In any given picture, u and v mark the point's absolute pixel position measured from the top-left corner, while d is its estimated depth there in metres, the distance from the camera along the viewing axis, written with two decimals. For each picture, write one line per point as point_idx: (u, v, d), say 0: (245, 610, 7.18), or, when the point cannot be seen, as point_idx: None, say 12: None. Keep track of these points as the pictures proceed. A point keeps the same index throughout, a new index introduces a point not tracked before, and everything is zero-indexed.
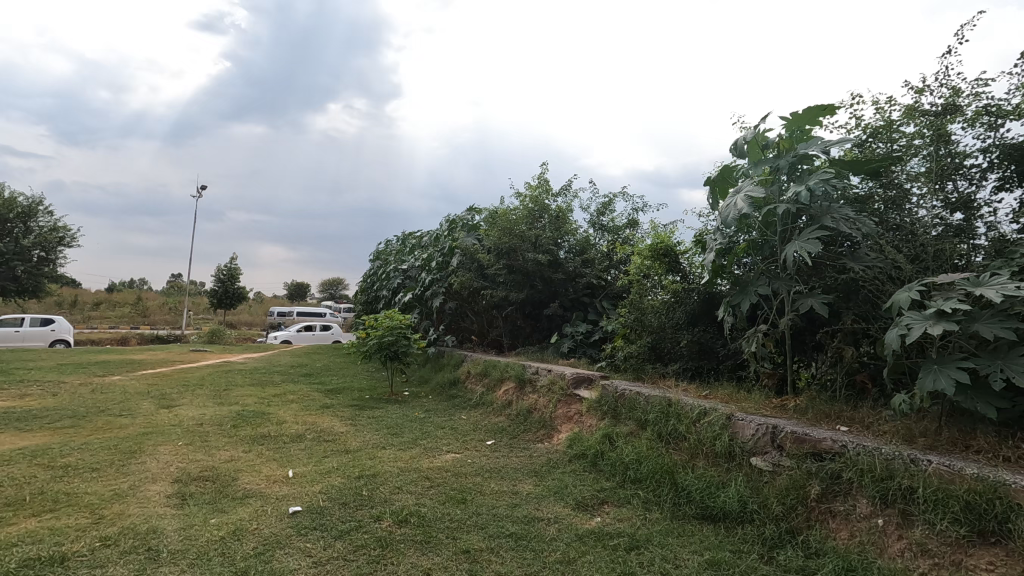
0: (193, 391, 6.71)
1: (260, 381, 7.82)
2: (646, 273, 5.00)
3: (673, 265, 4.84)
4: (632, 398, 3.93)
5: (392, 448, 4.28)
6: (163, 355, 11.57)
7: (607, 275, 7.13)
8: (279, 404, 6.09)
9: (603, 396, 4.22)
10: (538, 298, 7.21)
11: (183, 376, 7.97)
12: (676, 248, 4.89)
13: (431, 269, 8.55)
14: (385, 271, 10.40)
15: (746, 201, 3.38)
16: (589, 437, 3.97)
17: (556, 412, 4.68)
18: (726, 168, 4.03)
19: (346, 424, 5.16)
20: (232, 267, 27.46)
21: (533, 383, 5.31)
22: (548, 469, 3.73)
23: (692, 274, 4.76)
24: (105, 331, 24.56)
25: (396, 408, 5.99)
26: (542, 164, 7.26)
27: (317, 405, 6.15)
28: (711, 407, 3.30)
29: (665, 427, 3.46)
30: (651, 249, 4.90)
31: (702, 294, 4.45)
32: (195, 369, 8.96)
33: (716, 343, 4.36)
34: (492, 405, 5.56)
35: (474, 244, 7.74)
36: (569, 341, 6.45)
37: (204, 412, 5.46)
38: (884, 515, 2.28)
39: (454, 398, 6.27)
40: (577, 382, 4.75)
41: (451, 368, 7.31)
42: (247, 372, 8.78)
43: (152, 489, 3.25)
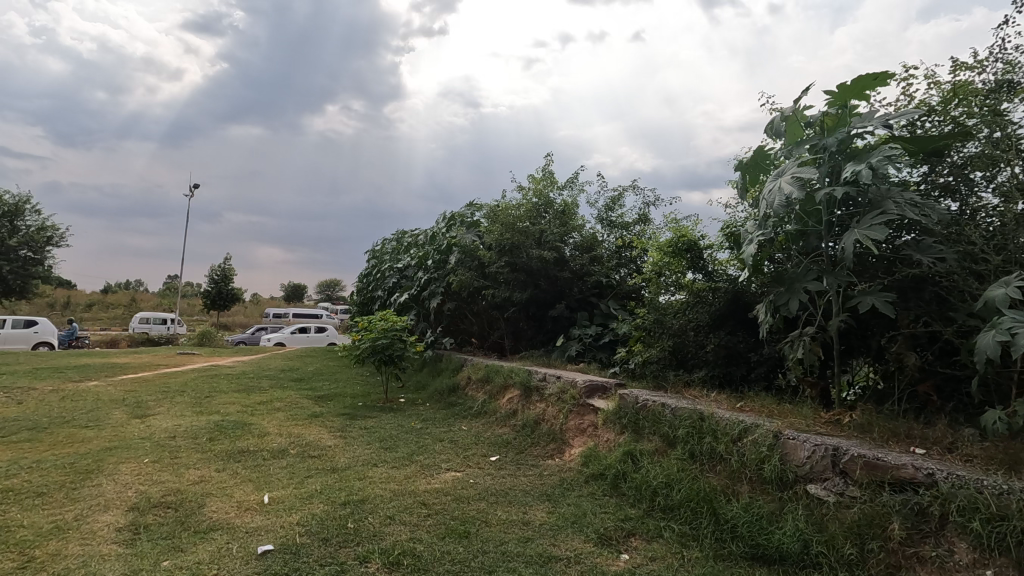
0: (172, 398, 6.23)
1: (247, 387, 7.35)
2: (666, 269, 4.56)
3: (696, 261, 4.40)
4: (656, 410, 3.47)
5: (385, 466, 3.81)
6: (148, 358, 11.06)
7: (616, 274, 6.69)
8: (263, 413, 5.61)
9: (622, 406, 3.76)
10: (543, 299, 6.74)
11: (164, 382, 7.49)
12: (698, 243, 4.44)
13: (428, 268, 8.09)
14: (380, 271, 9.94)
15: (793, 185, 3.01)
16: (608, 454, 3.51)
17: (567, 424, 4.22)
18: (759, 150, 3.61)
19: (335, 436, 4.69)
20: (226, 268, 27.00)
21: (541, 391, 4.84)
22: (561, 492, 3.27)
23: (717, 270, 4.31)
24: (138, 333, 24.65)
25: (391, 418, 5.52)
26: (547, 155, 6.78)
27: (305, 414, 5.68)
28: (754, 423, 2.85)
29: (699, 445, 3.00)
30: (671, 244, 4.47)
31: (729, 292, 4.00)
32: (179, 374, 8.46)
33: (747, 348, 3.90)
34: (496, 414, 5.10)
35: (474, 242, 7.28)
36: (576, 344, 5.98)
37: (180, 423, 4.99)
38: (995, 566, 1.82)
39: (454, 405, 5.81)
40: (590, 391, 4.29)
41: (450, 373, 6.84)
42: (234, 377, 8.30)
43: (102, 520, 2.78)
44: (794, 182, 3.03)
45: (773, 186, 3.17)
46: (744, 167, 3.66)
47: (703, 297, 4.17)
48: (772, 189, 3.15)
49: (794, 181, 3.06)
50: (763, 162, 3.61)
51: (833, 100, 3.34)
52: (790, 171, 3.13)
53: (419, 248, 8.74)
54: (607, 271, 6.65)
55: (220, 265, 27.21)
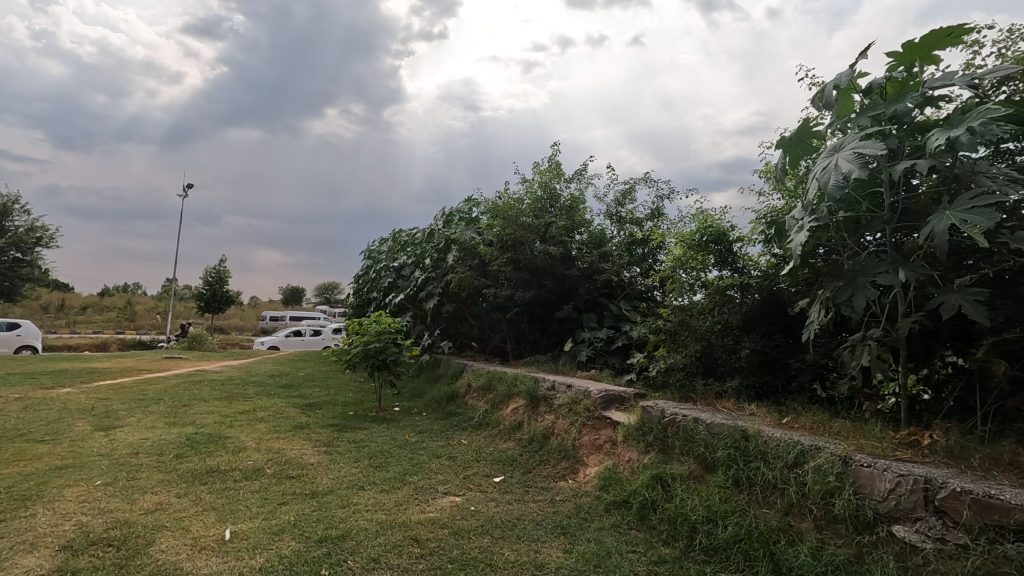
0: (145, 408, 5.72)
1: (230, 394, 6.84)
2: (689, 264, 4.08)
3: (724, 256, 3.92)
4: (689, 426, 2.98)
5: (373, 490, 3.30)
6: (134, 363, 10.56)
7: (628, 273, 6.21)
8: (243, 424, 5.11)
9: (646, 420, 3.28)
10: (548, 299, 6.24)
11: (142, 388, 6.98)
12: (726, 235, 3.95)
13: (425, 267, 7.61)
14: (375, 271, 9.45)
15: (854, 162, 2.56)
16: (632, 477, 3.02)
17: (581, 440, 3.73)
18: (804, 122, 3.17)
19: (320, 452, 4.19)
20: (221, 270, 26.55)
21: (550, 402, 4.35)
22: (578, 524, 2.77)
23: (748, 267, 3.83)
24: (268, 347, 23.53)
25: (382, 429, 5.02)
26: (552, 145, 6.28)
27: (289, 426, 5.17)
28: (813, 445, 2.37)
29: (745, 470, 2.51)
30: (694, 236, 4.00)
31: (764, 291, 3.53)
32: (161, 379, 7.96)
33: (786, 353, 3.42)
34: (499, 427, 4.62)
35: (474, 238, 6.79)
36: (586, 349, 5.45)
37: (148, 436, 4.49)
38: None
39: (453, 416, 5.32)
40: (606, 402, 3.83)
41: (449, 380, 6.34)
42: (218, 383, 7.78)
43: (22, 565, 2.28)
44: (855, 158, 2.57)
45: (826, 164, 2.71)
46: (786, 143, 3.20)
47: (732, 295, 3.69)
48: (826, 168, 2.68)
49: (855, 157, 2.59)
50: (807, 138, 3.18)
51: (893, 64, 2.90)
52: (848, 146, 2.67)
53: (417, 247, 8.24)
54: (618, 270, 6.16)
55: (215, 267, 26.70)
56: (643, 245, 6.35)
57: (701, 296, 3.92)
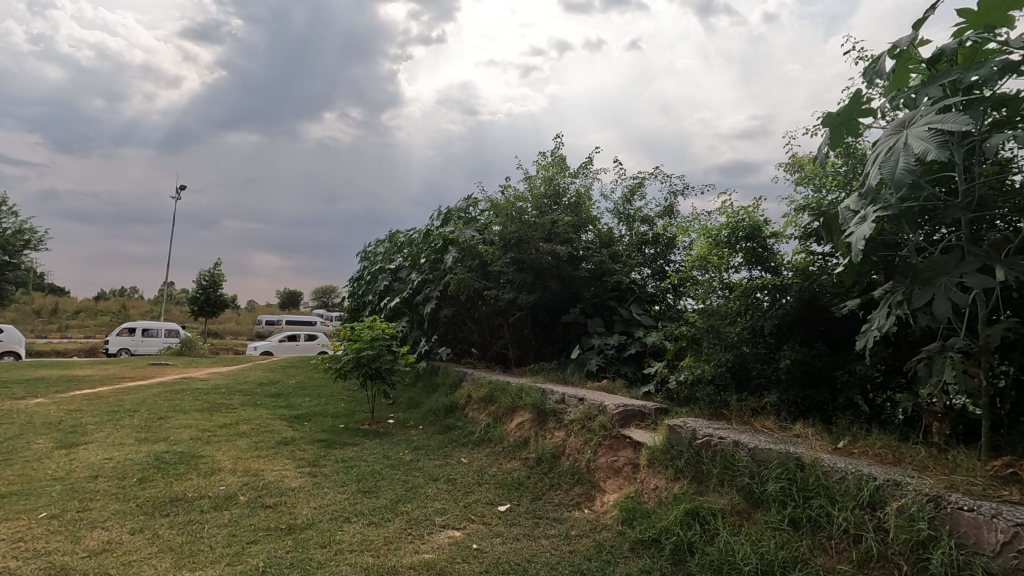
0: (117, 421, 5.26)
1: (213, 405, 6.39)
2: (719, 259, 3.69)
3: (757, 253, 3.49)
4: (728, 451, 2.55)
5: (358, 524, 2.86)
6: (117, 370, 10.08)
7: (637, 275, 5.81)
8: (221, 440, 4.67)
9: (673, 443, 2.85)
10: (554, 303, 5.82)
11: (118, 399, 6.52)
12: (758, 231, 3.52)
13: (422, 269, 7.20)
14: (370, 273, 9.02)
15: (930, 140, 2.03)
16: (660, 511, 2.59)
17: (597, 462, 3.31)
18: (854, 97, 2.73)
19: (303, 474, 3.75)
20: (215, 274, 26.14)
21: (560, 417, 3.93)
22: (601, 568, 2.34)
23: (784, 266, 3.41)
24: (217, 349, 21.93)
25: (375, 446, 4.59)
26: (556, 137, 5.86)
27: (272, 442, 4.72)
28: (892, 482, 1.94)
29: (804, 509, 2.09)
30: (722, 232, 3.60)
31: (803, 296, 3.10)
32: (142, 388, 7.50)
33: (831, 365, 2.99)
34: (502, 444, 4.19)
35: (473, 237, 6.37)
36: (596, 357, 5.01)
37: (113, 456, 4.04)
38: None
39: (452, 430, 4.89)
40: (625, 419, 3.41)
41: (447, 390, 5.91)
42: (203, 392, 7.33)
43: None
44: (930, 136, 2.05)
45: (890, 144, 2.19)
46: (832, 120, 2.75)
47: (761, 298, 3.31)
48: (891, 149, 2.17)
49: (929, 134, 2.08)
50: (856, 117, 2.74)
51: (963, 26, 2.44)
52: (919, 121, 2.15)
53: (413, 247, 7.81)
54: (627, 271, 5.75)
55: (209, 271, 26.23)
56: (653, 244, 5.94)
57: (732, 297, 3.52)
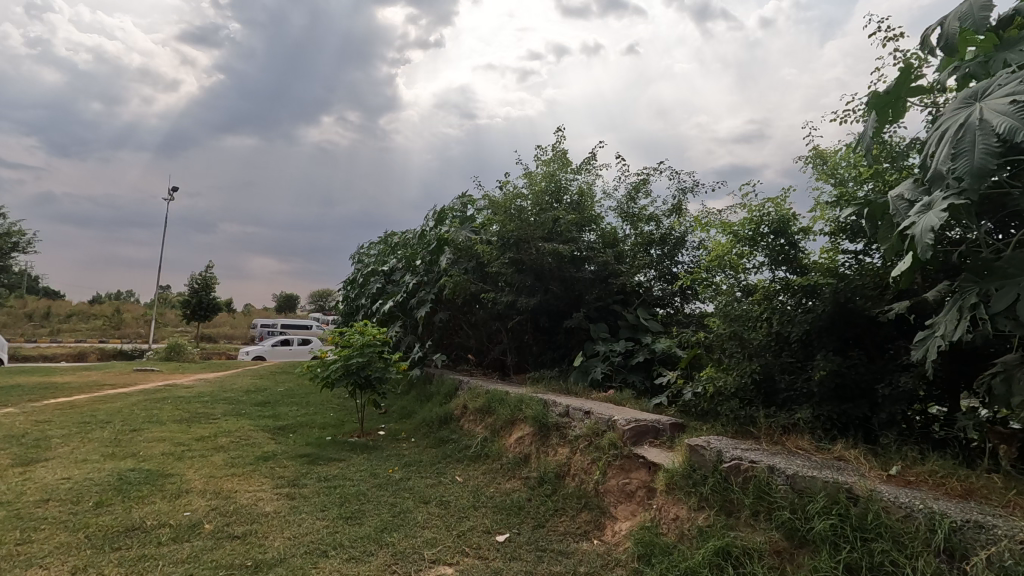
0: (86, 434, 4.89)
1: (194, 415, 6.02)
2: (739, 257, 3.36)
3: (782, 250, 3.14)
4: (762, 478, 2.20)
5: (336, 560, 2.49)
6: (99, 377, 9.68)
7: (643, 277, 5.48)
8: (196, 455, 4.31)
9: (695, 466, 2.51)
10: (555, 307, 5.47)
11: (93, 408, 6.15)
12: (785, 227, 3.17)
13: (417, 271, 6.85)
14: (363, 275, 8.67)
15: (1013, 114, 1.69)
16: (683, 547, 2.25)
17: (607, 486, 2.96)
18: (903, 73, 2.39)
19: (280, 497, 3.39)
20: (209, 277, 25.76)
21: (564, 432, 3.58)
22: None
23: (812, 266, 3.08)
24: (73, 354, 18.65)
25: (363, 462, 4.23)
26: (557, 131, 5.52)
27: (251, 457, 4.36)
28: (973, 529, 1.61)
29: (859, 555, 1.76)
30: (745, 227, 3.25)
31: (834, 300, 2.77)
32: (121, 396, 7.11)
33: (869, 378, 2.66)
34: (501, 461, 3.84)
35: (469, 237, 6.02)
36: (601, 365, 4.65)
37: (72, 475, 3.66)
38: None
39: (446, 444, 4.54)
40: (638, 436, 3.06)
41: (442, 399, 5.55)
42: (185, 401, 6.96)
43: None
44: (1014, 109, 1.70)
45: (960, 121, 1.84)
46: (877, 98, 2.40)
47: (784, 302, 3.09)
48: (962, 126, 1.82)
49: (1010, 108, 1.73)
50: (906, 95, 2.40)
51: None
52: (997, 93, 1.80)
53: (407, 249, 7.45)
54: (633, 273, 5.41)
55: (202, 274, 25.82)
56: (660, 244, 5.61)
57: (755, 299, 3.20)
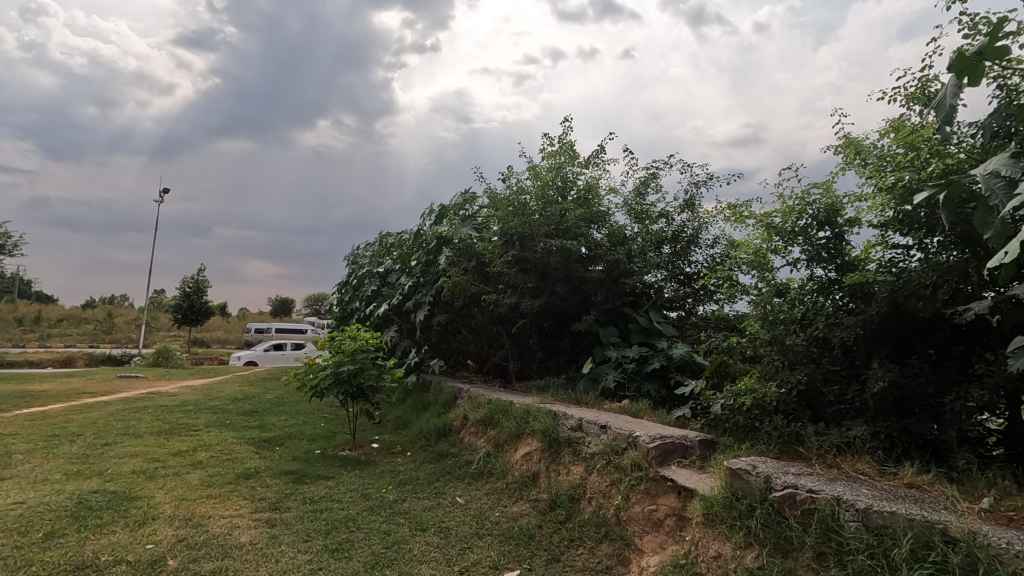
0: (51, 450, 4.47)
1: (173, 426, 5.60)
2: (774, 252, 3.00)
3: (824, 245, 2.79)
4: (827, 513, 1.83)
5: None
6: (80, 384, 9.22)
7: (654, 277, 5.12)
8: (169, 473, 3.91)
9: (740, 494, 2.14)
10: (562, 309, 5.11)
11: (65, 420, 5.72)
12: (830, 217, 2.79)
13: (413, 272, 6.47)
14: (357, 277, 8.27)
15: None
16: None
17: (630, 513, 2.59)
18: (992, 29, 2.01)
19: (258, 524, 3.00)
20: (200, 280, 25.32)
21: (577, 448, 3.21)
22: None
23: (858, 263, 2.73)
24: (39, 361, 17.78)
25: (353, 480, 3.84)
26: (564, 121, 5.16)
27: (231, 475, 3.96)
28: None
29: None
30: (783, 219, 2.89)
31: (887, 302, 2.44)
32: (98, 406, 6.69)
33: (933, 390, 2.31)
34: (506, 481, 3.47)
35: (469, 236, 5.64)
36: (613, 373, 4.28)
37: (25, 500, 3.26)
38: None
39: (445, 459, 4.16)
40: (665, 456, 2.69)
41: (440, 408, 5.17)
42: (166, 411, 6.54)
43: None
44: None
45: None
46: (957, 60, 2.06)
47: (829, 304, 2.74)
48: None
49: None
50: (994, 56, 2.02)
51: None
52: None
53: (403, 248, 7.07)
54: (644, 273, 5.05)
55: (194, 277, 25.34)
56: (671, 242, 5.27)
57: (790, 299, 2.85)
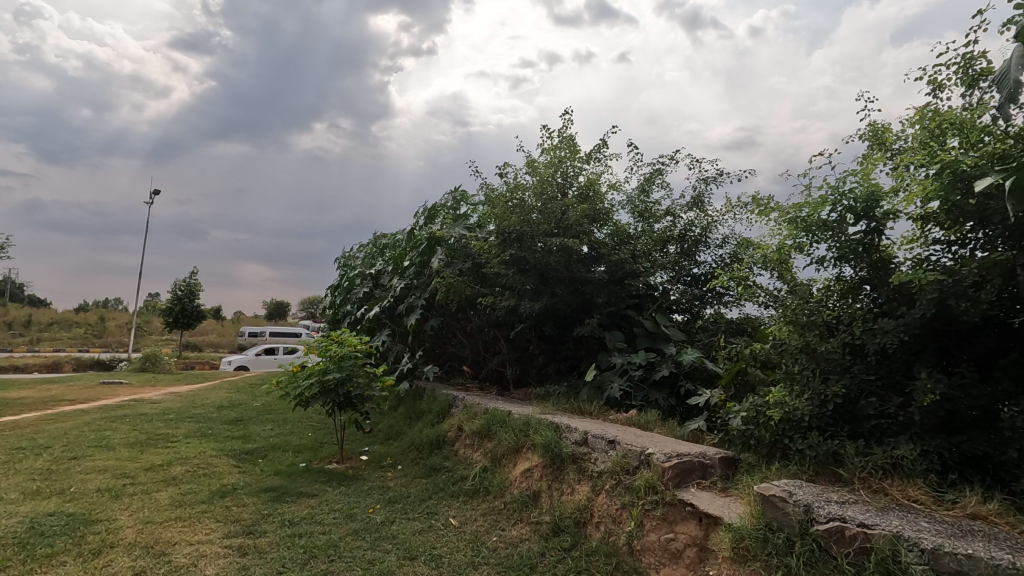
0: (14, 465, 4.14)
1: (151, 437, 5.28)
2: (799, 249, 2.76)
3: (857, 241, 2.52)
4: (886, 554, 1.55)
5: None
6: (60, 391, 8.85)
7: (660, 279, 4.84)
8: (137, 491, 3.60)
9: (776, 527, 1.85)
10: (563, 313, 4.82)
11: (35, 431, 5.39)
12: (864, 211, 2.51)
13: (406, 274, 6.18)
14: (348, 280, 7.97)
15: None
16: None
17: (646, 542, 2.30)
18: None
19: (228, 553, 2.69)
20: (192, 283, 24.93)
21: (583, 465, 2.92)
22: None
23: (893, 261, 2.46)
24: (24, 366, 17.36)
25: (338, 498, 3.54)
26: (565, 113, 4.89)
27: (205, 493, 3.65)
28: None
29: None
30: (810, 214, 2.62)
31: (936, 304, 2.14)
32: (74, 415, 6.35)
33: (989, 403, 2.01)
34: (505, 500, 3.17)
35: (464, 235, 5.36)
36: (618, 381, 3.98)
37: None
38: None
39: (438, 474, 3.86)
40: (682, 477, 2.40)
41: (433, 418, 4.87)
42: (146, 420, 6.21)
43: None
44: None
45: None
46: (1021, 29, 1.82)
47: (863, 307, 2.47)
48: None
49: None
50: None
51: None
52: None
53: (396, 249, 6.78)
54: (650, 274, 4.77)
55: (185, 280, 24.96)
56: (677, 242, 4.99)
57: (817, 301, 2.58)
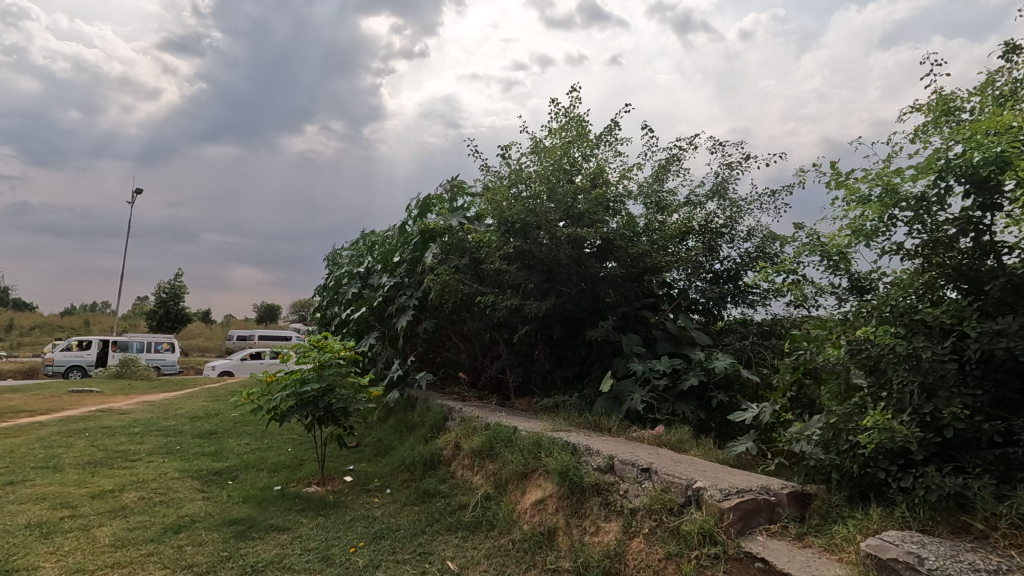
0: None
1: (109, 455, 4.69)
2: (875, 235, 2.27)
3: (955, 223, 2.03)
4: None
5: None
6: (23, 400, 8.18)
7: (679, 275, 4.33)
8: (73, 527, 3.02)
9: None
10: (573, 314, 4.30)
11: None
12: (967, 185, 2.01)
13: (397, 272, 5.63)
14: (336, 280, 7.40)
15: None
16: None
17: None
18: None
19: None
20: (178, 286, 24.24)
21: (611, 498, 2.40)
22: None
23: (1004, 246, 1.97)
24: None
25: (315, 533, 2.99)
26: (574, 90, 4.37)
27: (157, 527, 3.08)
28: None
29: None
30: (893, 191, 2.14)
31: None
32: (30, 429, 5.73)
33: None
34: (514, 538, 2.63)
35: (461, 228, 4.82)
36: (639, 392, 3.47)
37: None
38: None
39: (432, 500, 3.32)
40: (747, 520, 1.89)
41: (427, 432, 4.33)
42: (109, 434, 5.60)
43: None
44: None
45: None
46: None
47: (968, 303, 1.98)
48: None
49: None
50: None
51: None
52: None
53: (386, 246, 6.23)
54: (669, 270, 4.25)
55: (171, 283, 24.25)
56: (697, 234, 4.48)
57: (900, 294, 2.10)
